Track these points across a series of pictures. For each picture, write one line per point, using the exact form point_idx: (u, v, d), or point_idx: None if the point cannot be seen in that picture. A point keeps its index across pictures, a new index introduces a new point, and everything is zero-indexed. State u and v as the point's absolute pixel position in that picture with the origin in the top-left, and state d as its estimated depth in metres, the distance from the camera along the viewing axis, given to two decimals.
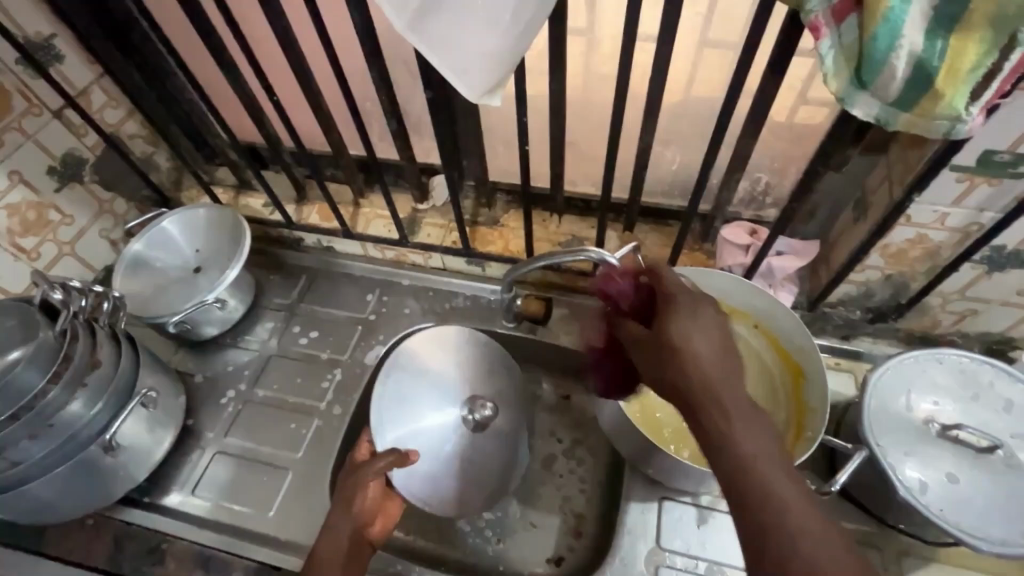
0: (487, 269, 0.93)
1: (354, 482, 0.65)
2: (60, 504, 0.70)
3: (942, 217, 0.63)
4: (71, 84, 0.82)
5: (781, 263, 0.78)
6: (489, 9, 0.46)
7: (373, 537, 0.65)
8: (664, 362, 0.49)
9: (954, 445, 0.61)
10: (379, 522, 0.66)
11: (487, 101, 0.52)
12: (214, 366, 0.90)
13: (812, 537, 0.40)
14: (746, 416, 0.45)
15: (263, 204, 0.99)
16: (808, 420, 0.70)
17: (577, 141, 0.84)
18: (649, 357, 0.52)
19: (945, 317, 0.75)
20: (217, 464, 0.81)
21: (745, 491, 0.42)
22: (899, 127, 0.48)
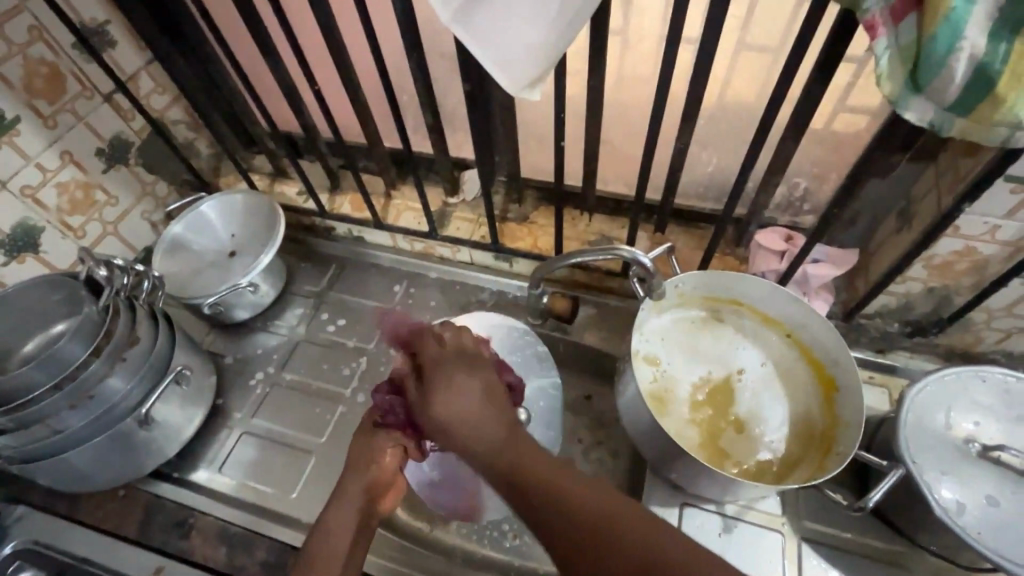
0: (515, 265, 0.93)
1: (370, 449, 0.64)
2: (95, 473, 0.72)
3: (992, 230, 0.60)
4: (121, 70, 0.85)
5: (816, 271, 0.76)
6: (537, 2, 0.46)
7: (381, 510, 0.64)
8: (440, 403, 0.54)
9: (996, 466, 0.58)
10: (391, 496, 0.65)
11: (527, 94, 0.52)
12: (244, 349, 0.92)
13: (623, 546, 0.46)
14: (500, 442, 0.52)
15: (298, 192, 1.01)
16: (840, 434, 0.69)
17: (611, 140, 0.84)
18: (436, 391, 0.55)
19: (989, 334, 0.72)
20: (244, 444, 0.83)
21: (537, 484, 0.50)
22: (953, 132, 0.47)
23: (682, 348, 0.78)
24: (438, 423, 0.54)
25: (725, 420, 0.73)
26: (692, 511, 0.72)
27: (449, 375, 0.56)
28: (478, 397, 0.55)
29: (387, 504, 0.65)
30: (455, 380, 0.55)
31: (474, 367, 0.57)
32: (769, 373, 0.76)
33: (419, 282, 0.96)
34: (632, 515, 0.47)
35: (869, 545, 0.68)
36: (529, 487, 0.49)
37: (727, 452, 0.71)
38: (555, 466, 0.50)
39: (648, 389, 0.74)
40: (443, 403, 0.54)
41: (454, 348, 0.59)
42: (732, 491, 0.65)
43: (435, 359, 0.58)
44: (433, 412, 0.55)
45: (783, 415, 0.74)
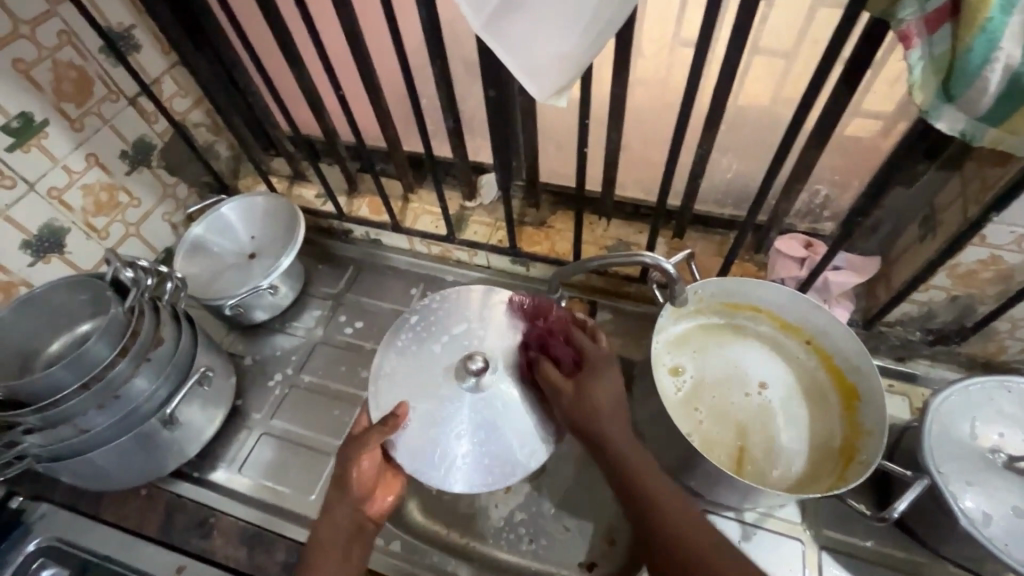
0: (531, 270, 0.93)
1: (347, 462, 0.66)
2: (120, 472, 0.73)
3: (1019, 239, 0.60)
4: (146, 73, 0.86)
5: (837, 278, 0.76)
6: (569, 10, 0.46)
7: (373, 515, 0.67)
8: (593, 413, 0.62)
9: (1023, 477, 0.58)
10: (377, 498, 0.68)
11: (555, 101, 0.52)
12: (263, 350, 0.93)
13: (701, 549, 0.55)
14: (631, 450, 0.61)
15: (316, 195, 1.01)
16: (861, 442, 0.68)
17: (630, 145, 0.84)
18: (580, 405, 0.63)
19: (1012, 343, 0.72)
20: (263, 445, 0.84)
21: (649, 503, 0.58)
22: (983, 143, 0.47)
23: (701, 355, 0.78)
24: (589, 404, 0.63)
25: (745, 427, 0.73)
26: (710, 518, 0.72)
27: (599, 378, 0.64)
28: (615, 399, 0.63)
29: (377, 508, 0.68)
30: (604, 379, 0.64)
31: (599, 372, 0.65)
32: (787, 381, 0.76)
33: (436, 285, 0.97)
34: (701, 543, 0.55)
35: (890, 554, 0.68)
36: (654, 511, 0.58)
37: (747, 460, 0.71)
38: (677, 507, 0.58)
39: (667, 393, 0.74)
40: (599, 399, 0.63)
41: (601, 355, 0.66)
42: (752, 499, 0.65)
43: (591, 352, 0.67)
44: (594, 400, 0.63)
45: (801, 422, 0.74)
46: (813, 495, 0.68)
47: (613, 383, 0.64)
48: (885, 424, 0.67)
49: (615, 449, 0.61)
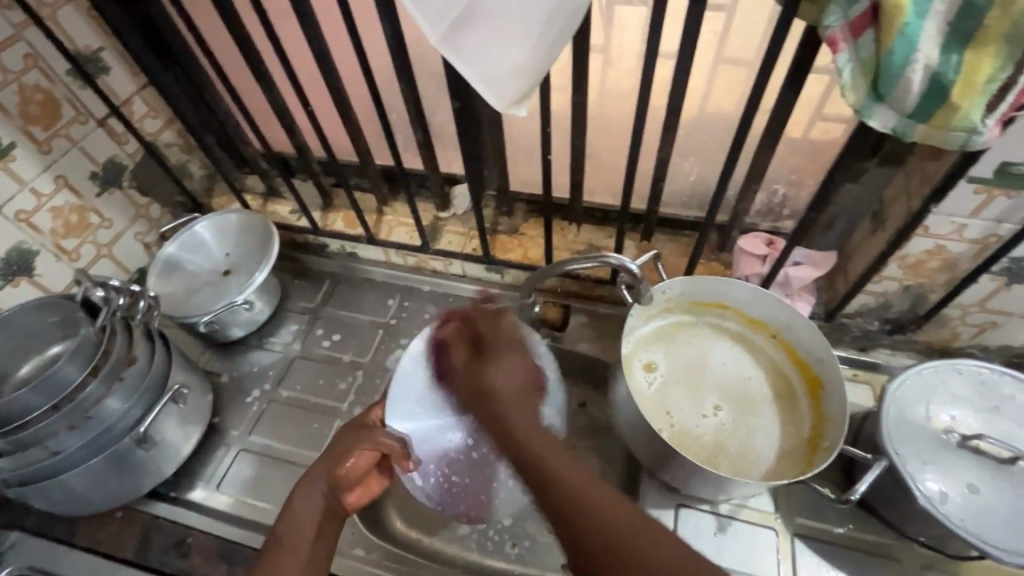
0: (506, 277, 0.95)
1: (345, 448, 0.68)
2: (94, 495, 0.72)
3: (960, 229, 0.63)
4: (115, 95, 0.86)
5: (798, 273, 0.79)
6: (521, 24, 0.48)
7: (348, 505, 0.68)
8: (490, 402, 0.65)
9: (976, 454, 0.60)
10: (357, 493, 0.68)
11: (515, 111, 0.55)
12: (240, 366, 0.92)
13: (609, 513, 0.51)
14: (522, 409, 0.63)
15: (291, 211, 1.02)
16: (827, 430, 0.71)
17: (596, 153, 0.87)
18: (478, 387, 0.67)
19: (964, 329, 0.75)
20: (241, 461, 0.84)
21: (542, 472, 0.56)
22: (915, 138, 0.50)
23: (672, 353, 0.80)
24: (487, 381, 0.66)
25: (716, 420, 0.75)
26: (685, 511, 0.74)
27: (508, 358, 0.68)
28: (524, 369, 0.67)
29: (353, 501, 0.68)
30: (508, 363, 0.67)
31: (516, 351, 0.69)
32: (755, 373, 0.79)
33: (413, 295, 0.98)
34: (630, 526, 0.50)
35: (860, 538, 0.70)
36: (547, 470, 0.56)
37: (718, 450, 0.73)
38: (578, 474, 0.55)
39: (640, 389, 0.76)
40: (496, 378, 0.66)
41: (506, 334, 0.71)
42: (725, 490, 0.66)
43: (493, 335, 0.70)
44: (490, 377, 0.66)
45: (771, 412, 0.76)
46: (784, 479, 0.70)
47: (506, 325, 0.72)
48: (847, 411, 0.70)
49: (553, 477, 0.56)
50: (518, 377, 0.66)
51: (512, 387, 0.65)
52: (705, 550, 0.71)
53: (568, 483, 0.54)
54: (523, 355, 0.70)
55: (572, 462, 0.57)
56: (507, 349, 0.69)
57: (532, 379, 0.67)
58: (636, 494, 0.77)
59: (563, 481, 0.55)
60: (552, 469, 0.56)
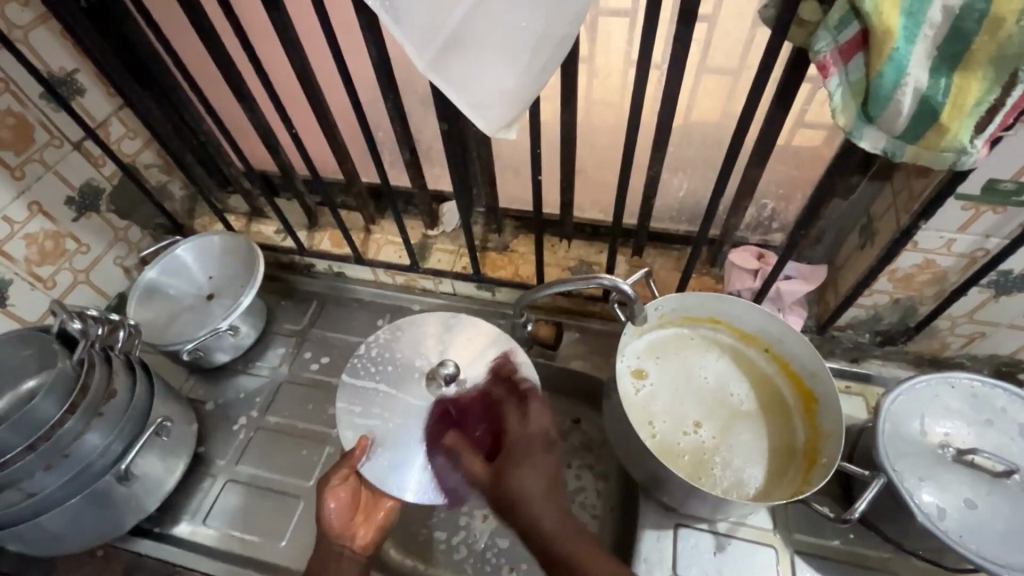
0: (497, 294, 0.94)
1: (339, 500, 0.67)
2: (73, 535, 0.70)
3: (948, 243, 0.64)
4: (91, 117, 0.84)
5: (789, 287, 0.79)
6: (509, 50, 0.48)
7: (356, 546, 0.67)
8: (515, 466, 0.59)
9: (971, 469, 0.61)
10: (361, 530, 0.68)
11: (504, 134, 0.54)
12: (225, 393, 0.90)
13: None
14: (541, 497, 0.57)
15: (275, 231, 1.00)
16: (823, 446, 0.71)
17: (585, 168, 0.86)
18: (512, 501, 0.58)
19: (954, 339, 0.76)
20: (228, 492, 0.81)
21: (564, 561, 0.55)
22: (906, 158, 0.50)
23: (666, 369, 0.79)
24: (509, 492, 0.58)
25: (710, 437, 0.74)
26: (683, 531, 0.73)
27: (527, 462, 0.59)
28: (546, 483, 0.58)
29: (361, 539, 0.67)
30: (529, 470, 0.58)
31: (550, 448, 0.61)
32: (750, 388, 0.78)
33: (402, 315, 0.96)
34: None
35: (858, 553, 0.70)
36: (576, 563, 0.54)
37: (713, 468, 0.72)
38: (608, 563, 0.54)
39: (635, 406, 0.76)
40: (524, 483, 0.58)
41: (524, 436, 0.61)
42: (723, 510, 0.66)
43: (518, 435, 0.61)
44: (506, 482, 0.58)
45: (766, 427, 0.76)
46: (780, 495, 0.70)
47: (540, 433, 0.62)
48: (843, 426, 0.70)
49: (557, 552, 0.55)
50: (539, 486, 0.58)
51: (537, 435, 0.62)
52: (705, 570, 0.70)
53: (571, 557, 0.55)
54: (551, 455, 0.60)
55: (596, 552, 0.55)
56: (536, 449, 0.60)
57: (558, 474, 0.60)
58: (634, 514, 0.76)
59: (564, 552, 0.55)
60: (555, 543, 0.56)
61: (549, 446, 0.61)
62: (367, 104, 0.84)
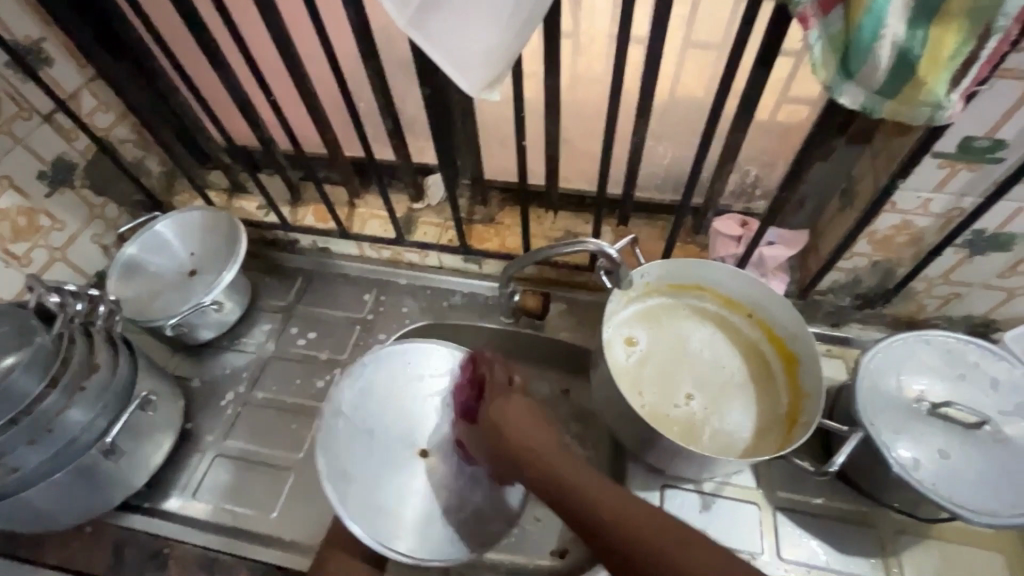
0: (484, 267, 0.94)
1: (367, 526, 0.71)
2: (58, 511, 0.69)
3: (925, 203, 0.65)
4: (61, 88, 0.81)
5: (772, 252, 0.80)
6: (490, 4, 0.47)
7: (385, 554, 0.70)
8: (494, 430, 0.70)
9: (945, 421, 0.63)
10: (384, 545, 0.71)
11: (487, 95, 0.53)
12: (212, 369, 0.89)
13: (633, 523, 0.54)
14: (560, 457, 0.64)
15: (257, 206, 0.98)
16: (804, 405, 0.73)
17: (571, 138, 0.86)
18: (498, 436, 0.69)
19: (930, 301, 0.78)
20: (217, 467, 0.81)
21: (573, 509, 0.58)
22: (883, 114, 0.50)
23: (652, 335, 0.80)
24: (521, 442, 0.67)
25: (694, 403, 0.76)
26: (670, 492, 0.74)
27: (505, 405, 0.71)
28: (531, 423, 0.68)
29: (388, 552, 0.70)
30: (509, 407, 0.70)
31: (512, 391, 0.73)
32: (734, 354, 0.80)
33: (389, 289, 0.96)
34: (651, 530, 0.53)
35: (838, 508, 0.72)
36: (564, 490, 0.61)
37: (699, 432, 0.74)
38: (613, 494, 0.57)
39: (622, 372, 0.77)
40: (505, 415, 0.70)
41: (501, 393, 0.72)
42: (709, 470, 0.67)
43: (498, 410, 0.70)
44: (503, 433, 0.68)
45: (748, 390, 0.77)
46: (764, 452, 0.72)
47: (520, 403, 0.71)
48: (822, 386, 0.72)
49: (576, 494, 0.59)
50: (524, 416, 0.69)
51: (527, 421, 0.69)
52: (691, 528, 0.72)
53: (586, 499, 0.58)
54: (523, 399, 0.72)
55: (605, 491, 0.58)
56: (525, 415, 0.69)
57: (538, 413, 0.70)
58: (622, 477, 0.78)
59: (578, 491, 0.59)
60: (574, 486, 0.60)
61: (520, 394, 0.72)
62: (348, 72, 0.83)
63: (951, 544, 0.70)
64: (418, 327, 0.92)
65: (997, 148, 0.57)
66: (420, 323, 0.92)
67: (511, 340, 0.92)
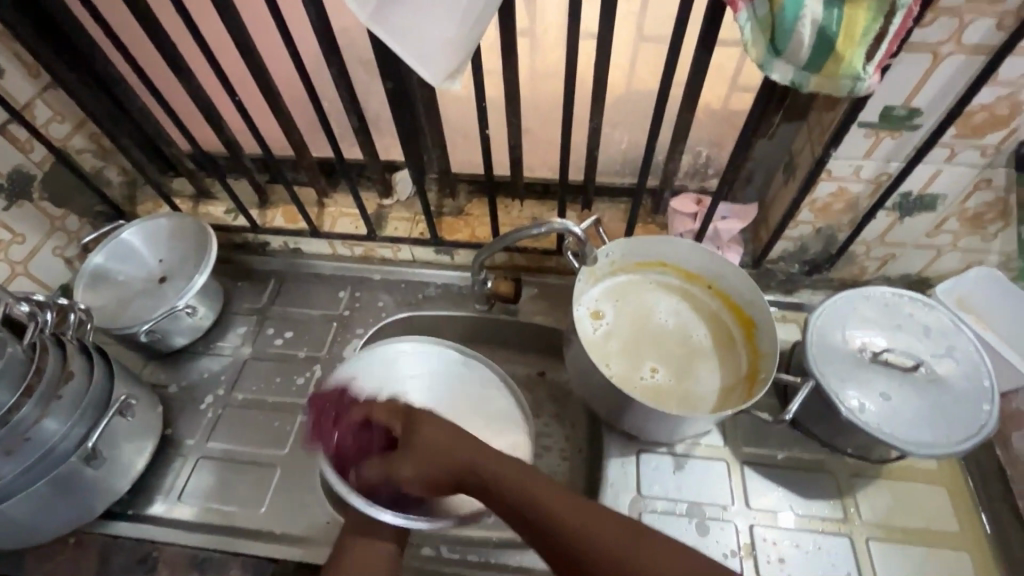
0: (456, 257, 0.96)
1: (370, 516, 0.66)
2: (39, 523, 0.68)
3: (857, 170, 0.71)
4: (13, 99, 0.79)
5: (726, 226, 0.86)
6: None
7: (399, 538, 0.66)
8: (437, 457, 0.61)
9: (885, 367, 0.69)
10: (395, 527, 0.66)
11: (449, 84, 0.56)
12: (188, 375, 0.89)
13: (596, 537, 0.50)
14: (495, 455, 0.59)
15: (225, 211, 0.98)
16: (763, 364, 0.78)
17: (532, 129, 0.91)
18: (430, 460, 0.62)
19: (870, 263, 0.85)
20: (201, 470, 0.81)
21: (545, 539, 0.52)
22: (810, 88, 0.55)
23: (619, 310, 0.84)
24: (438, 445, 0.62)
25: (661, 369, 0.80)
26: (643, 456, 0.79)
27: (427, 424, 0.64)
28: (448, 436, 0.62)
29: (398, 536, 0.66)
30: (427, 430, 0.63)
31: (433, 415, 0.65)
32: (696, 323, 0.84)
33: (363, 285, 0.97)
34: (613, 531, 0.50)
35: (800, 458, 0.78)
36: (553, 521, 0.52)
37: (663, 396, 0.78)
38: (572, 505, 0.52)
39: (594, 346, 0.81)
40: (427, 434, 0.63)
41: (432, 423, 0.64)
42: (679, 429, 0.72)
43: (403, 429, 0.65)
44: (422, 440, 0.63)
45: (711, 355, 0.82)
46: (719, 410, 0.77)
47: (443, 423, 0.64)
48: (778, 346, 0.77)
49: (550, 528, 0.52)
50: (444, 432, 0.62)
51: (443, 431, 0.63)
52: (667, 488, 0.77)
53: (547, 516, 0.52)
54: (434, 420, 0.64)
55: (564, 503, 0.53)
56: (422, 424, 0.64)
57: (454, 428, 0.63)
58: (599, 447, 0.82)
59: (545, 516, 0.53)
60: (530, 497, 0.54)
61: (432, 412, 0.66)
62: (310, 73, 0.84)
63: (901, 482, 0.76)
64: (393, 316, 0.94)
65: (912, 116, 0.63)
66: (396, 315, 0.94)
67: (486, 327, 0.94)
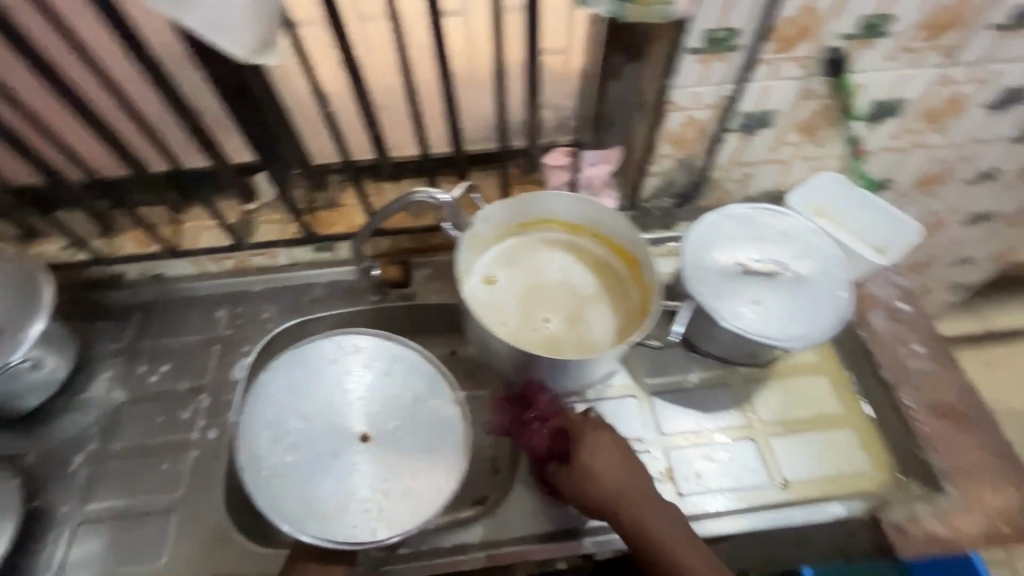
0: (339, 252, 0.91)
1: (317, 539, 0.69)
2: None
3: (697, 97, 0.75)
4: None
5: (597, 173, 0.87)
6: None
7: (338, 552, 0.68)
8: (578, 482, 0.69)
9: (753, 275, 0.73)
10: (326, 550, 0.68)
11: (263, 59, 0.53)
12: (50, 437, 0.79)
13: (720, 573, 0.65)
14: (655, 508, 0.68)
15: (61, 247, 0.87)
16: (649, 295, 0.81)
17: (388, 105, 0.86)
18: (593, 479, 0.69)
19: (731, 185, 0.91)
20: (84, 536, 0.73)
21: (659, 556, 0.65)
22: (630, 18, 0.57)
23: (509, 272, 0.84)
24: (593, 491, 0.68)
25: (556, 320, 0.80)
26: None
27: (596, 439, 0.71)
28: (620, 464, 0.70)
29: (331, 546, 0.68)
30: (601, 444, 0.70)
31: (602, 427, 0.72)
32: (586, 272, 0.86)
33: (242, 299, 0.90)
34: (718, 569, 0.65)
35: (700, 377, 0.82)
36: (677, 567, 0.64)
37: (557, 343, 0.79)
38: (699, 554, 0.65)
39: (487, 310, 0.79)
40: (595, 461, 0.69)
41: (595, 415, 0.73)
42: (585, 373, 0.73)
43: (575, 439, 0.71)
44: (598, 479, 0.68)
45: (603, 298, 0.84)
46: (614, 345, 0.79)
47: (607, 441, 0.71)
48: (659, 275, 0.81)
49: (647, 532, 0.66)
50: (619, 470, 0.69)
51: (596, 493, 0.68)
52: None
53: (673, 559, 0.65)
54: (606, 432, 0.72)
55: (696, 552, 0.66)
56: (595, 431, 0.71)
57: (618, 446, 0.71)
58: None
59: (648, 531, 0.66)
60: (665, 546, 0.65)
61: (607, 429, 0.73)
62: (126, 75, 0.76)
63: (789, 378, 0.83)
64: (277, 329, 0.88)
65: (731, 36, 0.68)
66: (282, 327, 0.88)
67: (386, 317, 0.91)
